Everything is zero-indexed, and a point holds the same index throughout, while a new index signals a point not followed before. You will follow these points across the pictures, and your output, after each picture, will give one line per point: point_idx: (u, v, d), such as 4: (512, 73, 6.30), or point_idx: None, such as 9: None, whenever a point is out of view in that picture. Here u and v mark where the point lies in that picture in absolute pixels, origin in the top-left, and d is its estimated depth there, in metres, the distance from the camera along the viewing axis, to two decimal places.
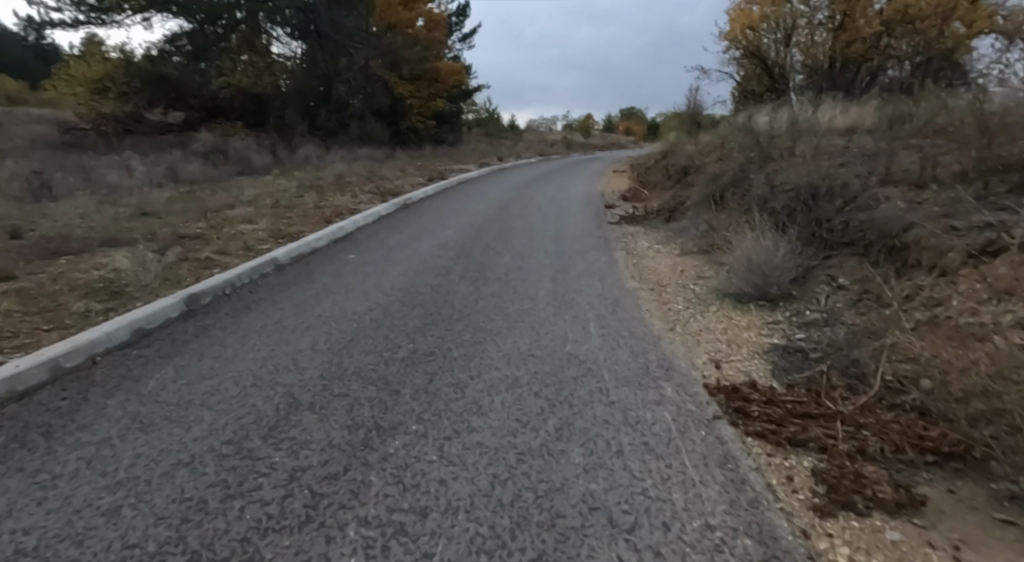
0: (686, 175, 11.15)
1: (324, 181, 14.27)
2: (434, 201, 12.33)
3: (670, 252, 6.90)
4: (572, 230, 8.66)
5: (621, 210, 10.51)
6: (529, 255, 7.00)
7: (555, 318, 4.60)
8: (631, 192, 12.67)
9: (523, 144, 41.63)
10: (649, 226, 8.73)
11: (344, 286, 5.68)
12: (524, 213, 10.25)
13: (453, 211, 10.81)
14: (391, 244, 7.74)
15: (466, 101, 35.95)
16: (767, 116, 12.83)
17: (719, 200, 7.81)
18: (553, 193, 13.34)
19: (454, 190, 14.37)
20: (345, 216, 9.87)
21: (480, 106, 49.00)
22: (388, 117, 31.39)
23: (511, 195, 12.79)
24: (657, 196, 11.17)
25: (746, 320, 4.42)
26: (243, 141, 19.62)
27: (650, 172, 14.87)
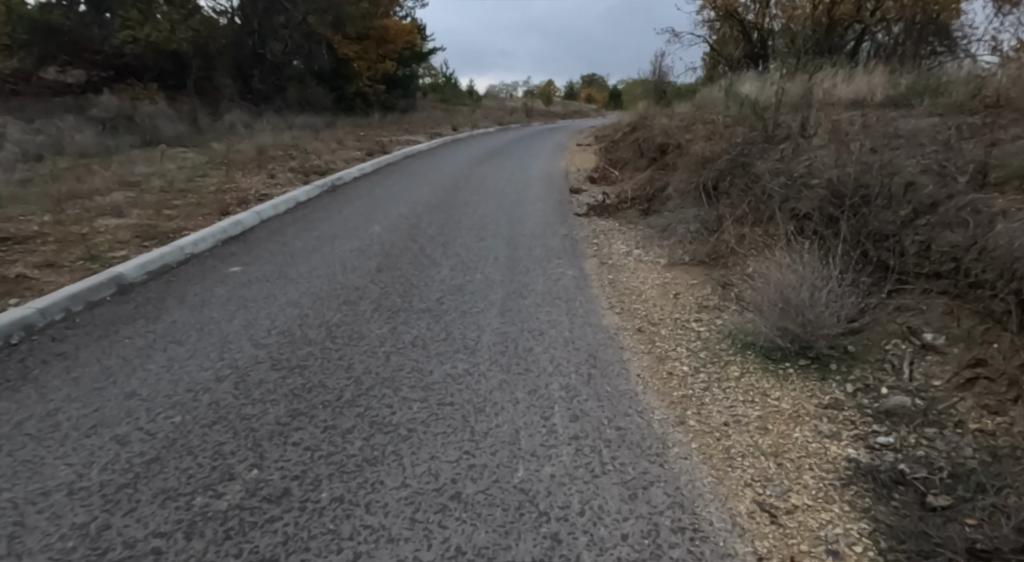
0: (664, 154, 9.61)
1: (242, 156, 12.13)
2: (370, 182, 10.45)
3: (656, 264, 5.37)
4: (532, 227, 7.02)
5: (590, 197, 8.92)
6: (475, 267, 5.37)
7: (501, 401, 2.98)
8: (600, 172, 11.07)
9: (481, 112, 39.25)
10: (626, 220, 7.21)
11: (201, 328, 3.90)
12: (475, 201, 8.52)
13: (391, 197, 8.99)
14: (297, 250, 5.94)
15: (419, 64, 33.41)
16: (752, 86, 11.37)
17: (712, 192, 6.32)
18: (510, 172, 11.61)
19: (397, 168, 12.50)
20: (250, 204, 7.94)
21: (435, 70, 46.37)
22: (332, 80, 28.60)
23: (462, 177, 11.02)
24: (631, 179, 9.63)
25: (791, 403, 2.93)
26: (155, 105, 16.98)
27: (619, 148, 13.27)
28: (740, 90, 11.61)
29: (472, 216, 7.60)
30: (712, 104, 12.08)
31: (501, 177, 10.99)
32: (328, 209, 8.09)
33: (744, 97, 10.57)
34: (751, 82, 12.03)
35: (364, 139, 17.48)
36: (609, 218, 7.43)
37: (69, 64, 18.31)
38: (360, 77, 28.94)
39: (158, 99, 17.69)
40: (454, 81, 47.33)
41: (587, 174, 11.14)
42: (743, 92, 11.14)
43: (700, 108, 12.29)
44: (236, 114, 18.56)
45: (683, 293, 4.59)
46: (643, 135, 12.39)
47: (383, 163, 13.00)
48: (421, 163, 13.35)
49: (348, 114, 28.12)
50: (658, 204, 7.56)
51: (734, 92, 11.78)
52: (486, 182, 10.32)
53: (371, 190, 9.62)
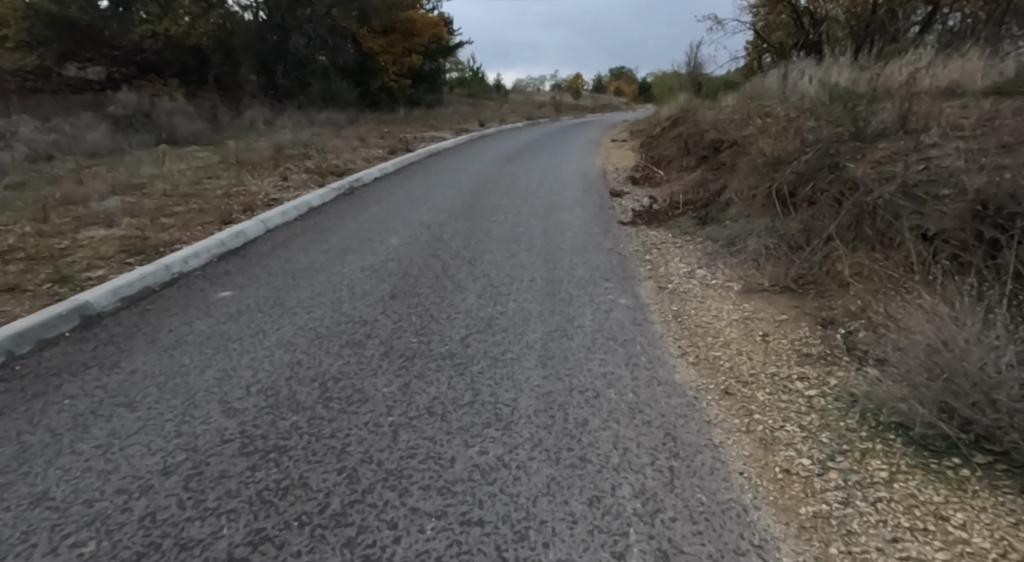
0: (716, 152, 8.56)
1: (257, 155, 11.46)
2: (390, 184, 9.67)
3: (729, 292, 4.37)
4: (570, 240, 6.08)
5: (634, 201, 7.93)
6: (507, 294, 4.51)
7: (551, 525, 2.05)
8: (640, 173, 10.07)
9: (508, 106, 38.35)
10: (680, 231, 6.23)
11: (163, 381, 3.06)
12: (505, 206, 7.66)
13: (411, 201, 8.17)
14: (300, 270, 5.12)
15: (445, 58, 32.62)
16: (813, 76, 10.15)
17: (791, 202, 5.30)
18: (542, 172, 10.68)
19: (420, 167, 11.71)
20: (257, 210, 7.19)
21: (462, 64, 45.57)
22: (356, 75, 27.94)
23: (490, 177, 10.13)
24: (679, 181, 8.63)
25: (991, 536, 1.93)
26: (174, 102, 16.48)
27: (660, 145, 12.22)
28: (799, 81, 10.42)
29: (502, 225, 6.73)
30: (766, 96, 10.90)
31: (532, 177, 10.07)
32: (342, 215, 7.32)
33: (806, 90, 9.40)
34: (811, 70, 10.79)
35: (386, 136, 16.70)
36: (660, 228, 6.45)
37: (90, 60, 17.97)
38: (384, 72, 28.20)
39: (177, 96, 17.19)
40: (481, 74, 46.37)
41: (626, 175, 10.15)
42: (803, 84, 9.94)
43: (751, 101, 11.16)
44: (257, 111, 18.01)
45: (773, 335, 3.60)
46: (688, 130, 11.31)
47: (404, 161, 12.22)
48: (445, 162, 12.53)
49: (373, 110, 27.50)
50: (717, 211, 6.54)
51: (792, 84, 10.58)
52: (515, 184, 9.42)
53: (390, 193, 8.81)
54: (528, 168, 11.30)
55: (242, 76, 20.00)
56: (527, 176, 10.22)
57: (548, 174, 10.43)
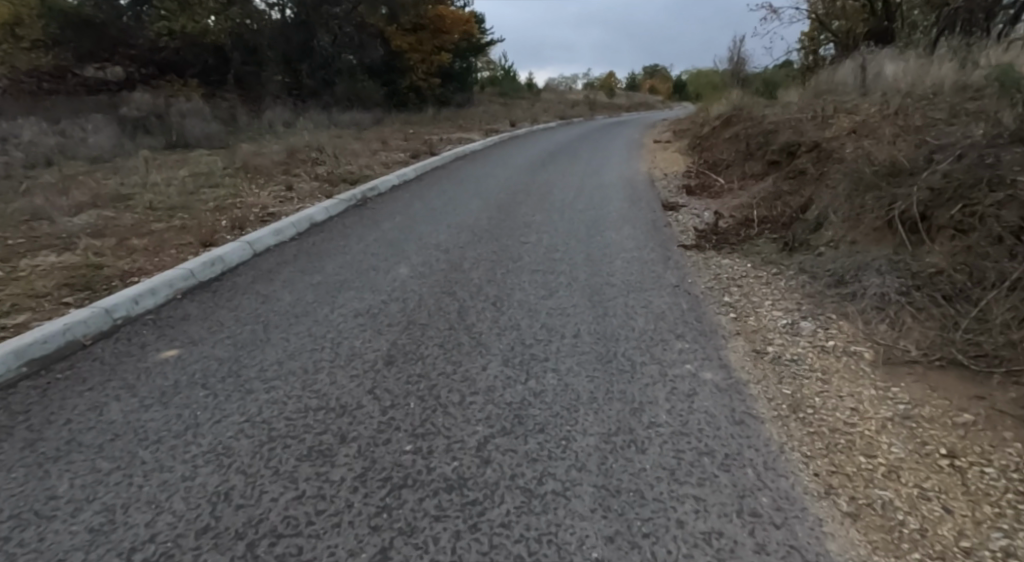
0: (793, 158, 7.15)
1: (267, 160, 10.53)
2: (407, 193, 8.62)
3: (861, 361, 3.05)
4: (619, 271, 4.82)
5: (694, 217, 6.63)
6: (543, 358, 3.31)
7: None
8: (696, 181, 8.73)
9: (541, 105, 37.07)
10: (761, 261, 4.93)
11: (1, 536, 1.94)
12: (537, 224, 6.45)
13: (428, 216, 7.04)
14: (276, 316, 4.02)
15: (476, 56, 31.59)
16: (904, 66, 8.61)
17: (926, 230, 3.95)
18: (580, 179, 9.43)
19: (445, 173, 10.61)
20: (248, 229, 6.17)
21: (493, 63, 44.65)
22: (384, 74, 27.16)
23: (522, 186, 8.94)
24: (747, 192, 7.28)
25: None
26: (191, 104, 15.84)
27: (716, 149, 10.80)
28: (885, 73, 8.90)
29: (533, 248, 5.55)
30: (844, 90, 9.39)
31: (569, 185, 8.83)
32: (347, 236, 6.25)
33: (900, 83, 7.89)
34: (899, 59, 9.23)
35: (411, 137, 15.69)
36: (733, 255, 5.16)
37: (109, 61, 17.51)
38: (413, 70, 27.32)
39: (195, 97, 16.54)
40: (513, 73, 45.27)
41: (679, 183, 8.84)
42: (894, 75, 8.41)
43: (824, 96, 9.68)
44: (277, 112, 17.24)
45: (965, 452, 2.28)
46: (750, 132, 9.88)
47: (427, 167, 11.17)
48: (471, 167, 11.42)
49: (400, 110, 26.62)
50: (807, 233, 5.19)
51: (876, 77, 9.06)
52: (549, 194, 8.20)
53: (405, 206, 7.74)
54: (563, 174, 10.06)
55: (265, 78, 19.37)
56: (563, 184, 8.99)
57: (587, 181, 9.18)
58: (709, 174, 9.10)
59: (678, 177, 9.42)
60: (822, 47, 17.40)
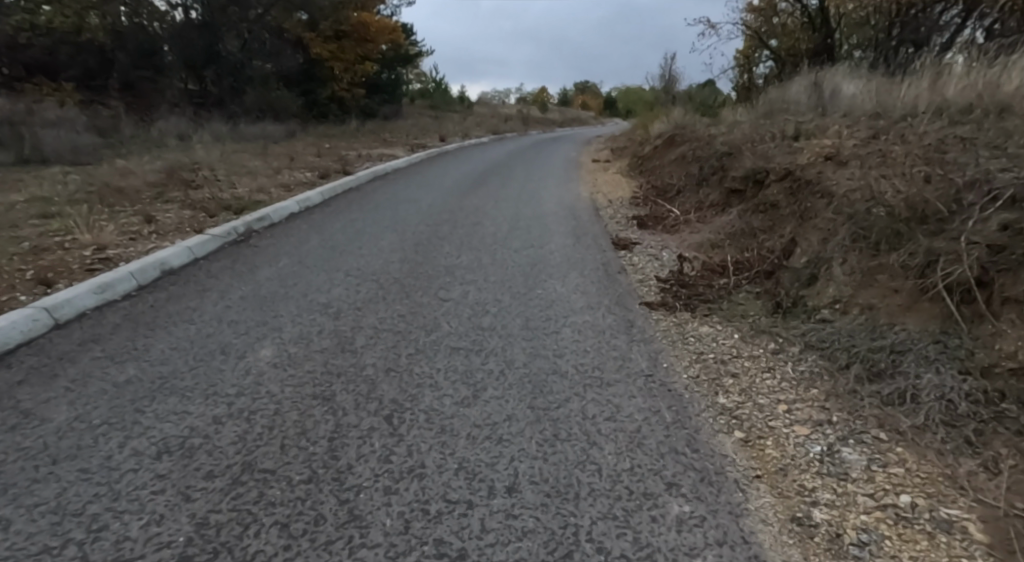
0: (760, 189, 6.23)
1: (135, 181, 8.63)
2: (304, 225, 7.11)
3: (974, 547, 1.88)
4: (568, 351, 3.56)
5: (652, 260, 5.53)
6: (456, 551, 1.94)
7: None
8: (647, 211, 7.71)
9: (474, 119, 36.01)
10: (746, 328, 3.84)
11: None
12: (460, 272, 5.13)
13: (323, 261, 5.56)
14: (20, 458, 2.41)
15: (404, 67, 30.18)
16: (862, 89, 7.99)
17: (984, 308, 2.97)
18: (514, 207, 8.19)
19: (359, 198, 9.14)
20: (61, 284, 4.47)
21: (424, 75, 43.39)
22: (303, 83, 25.23)
23: (448, 216, 7.60)
24: (710, 228, 6.28)
25: None
26: (60, 111, 13.52)
27: (664, 172, 9.89)
28: (843, 98, 8.26)
29: (454, 309, 4.25)
30: (799, 113, 8.69)
31: (502, 216, 7.57)
32: (205, 292, 4.69)
33: (866, 108, 7.19)
34: (854, 82, 8.65)
35: (325, 153, 14.02)
36: (711, 318, 4.05)
37: None
38: (335, 80, 25.55)
39: (66, 104, 14.13)
40: (444, 86, 44.09)
41: (627, 212, 7.79)
42: (856, 100, 7.75)
43: (776, 118, 8.97)
44: (169, 124, 15.10)
45: None
46: (701, 156, 9.02)
47: (335, 191, 9.66)
48: (390, 190, 9.99)
49: (322, 122, 24.71)
50: (798, 289, 4.16)
51: (835, 102, 8.41)
52: (478, 227, 6.89)
53: (297, 244, 6.22)
54: (495, 199, 8.81)
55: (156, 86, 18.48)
56: (496, 213, 7.72)
57: (522, 209, 7.96)
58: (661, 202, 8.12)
59: (626, 204, 8.38)
60: (757, 67, 17.20)
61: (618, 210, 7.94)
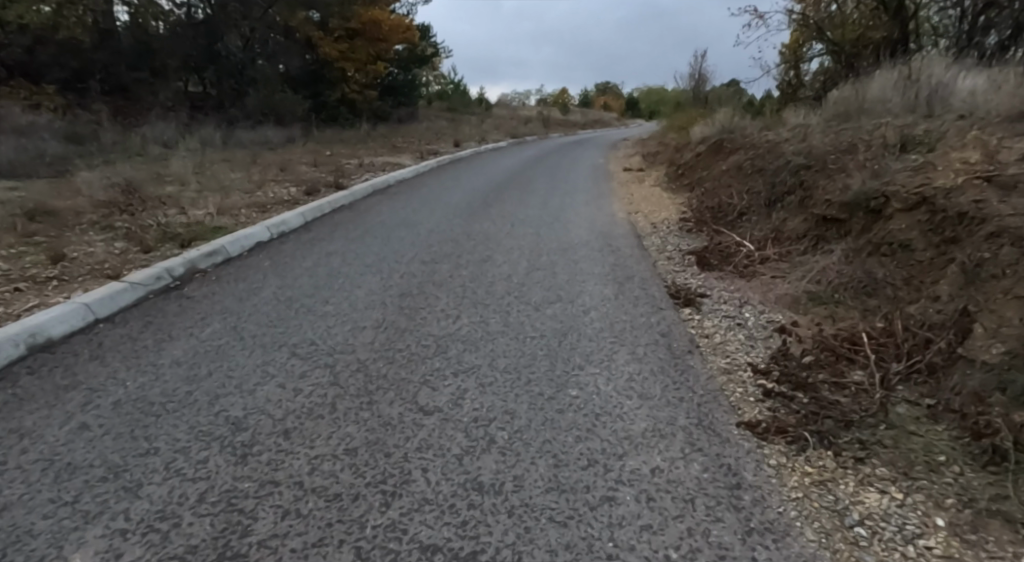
0: (876, 222, 4.51)
1: (78, 201, 7.19)
2: (266, 265, 5.60)
3: None
4: (632, 558, 1.90)
5: (733, 329, 3.85)
6: None
7: None
8: (704, 243, 6.02)
9: (492, 122, 34.58)
10: (957, 500, 2.12)
11: None
12: (455, 355, 3.51)
13: (269, 326, 4.01)
14: None
15: (419, 68, 28.86)
16: (986, 87, 6.21)
17: None
18: (534, 235, 6.57)
19: (347, 222, 7.62)
20: None
21: (441, 77, 42.21)
22: (311, 86, 23.95)
23: (451, 250, 6.02)
24: (805, 276, 4.57)
25: None
26: (33, 118, 12.29)
27: (717, 189, 8.18)
28: (956, 99, 6.47)
29: (438, 440, 2.63)
30: (893, 116, 6.91)
31: (518, 250, 5.96)
32: (72, 386, 3.13)
33: (1000, 110, 5.41)
34: (964, 78, 6.85)
35: (322, 164, 12.58)
36: (873, 468, 2.35)
37: None
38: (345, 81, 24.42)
39: (41, 111, 12.90)
40: (462, 87, 42.63)
41: (678, 244, 6.11)
42: (979, 100, 5.97)
43: (861, 123, 7.22)
44: (156, 132, 13.84)
45: None
46: (770, 172, 7.27)
47: (321, 211, 8.17)
48: (386, 210, 8.47)
49: (331, 127, 23.44)
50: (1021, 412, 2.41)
51: (943, 104, 6.62)
52: (486, 270, 5.28)
53: (246, 295, 4.70)
54: (512, 224, 7.19)
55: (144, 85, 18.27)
56: (512, 246, 6.12)
57: (544, 240, 6.34)
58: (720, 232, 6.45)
59: (674, 232, 6.70)
60: (804, 63, 15.34)
61: (667, 241, 6.26)
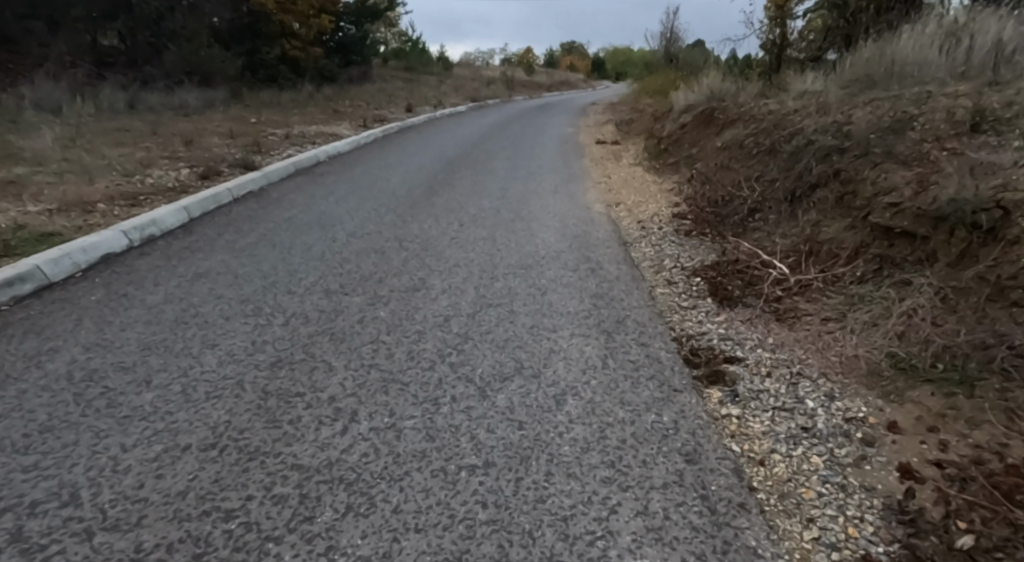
0: (988, 247, 3.11)
1: None
2: (95, 298, 3.82)
3: None
4: None
5: (801, 446, 2.35)
6: None
7: None
8: (715, 259, 4.51)
9: (451, 83, 32.19)
10: None
11: None
12: (327, 535, 1.91)
13: (16, 444, 2.30)
14: None
15: (370, 21, 26.24)
16: None
17: None
18: (487, 245, 4.96)
19: (246, 220, 5.85)
20: None
21: (396, 33, 39.21)
22: (246, 41, 21.26)
23: (372, 271, 4.34)
24: (881, 328, 3.11)
25: None
26: None
27: (715, 174, 6.66)
28: None
29: None
30: (942, 84, 5.48)
31: (466, 271, 4.33)
32: None
33: None
34: None
35: (241, 135, 10.55)
36: None
37: None
38: (285, 36, 22.01)
39: None
40: (421, 45, 39.72)
41: (679, 259, 4.59)
42: None
43: (900, 91, 5.76)
44: (35, 94, 11.40)
45: None
46: (787, 155, 5.78)
47: (214, 203, 6.33)
48: (303, 199, 6.71)
49: (269, 88, 20.91)
50: None
51: (1010, 71, 5.21)
52: (414, 312, 3.65)
53: (22, 366, 2.93)
54: (460, 226, 5.54)
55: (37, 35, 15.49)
56: (457, 264, 4.48)
57: (499, 253, 4.72)
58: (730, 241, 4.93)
59: (670, 238, 5.17)
60: (795, 21, 13.80)
61: (664, 253, 4.72)
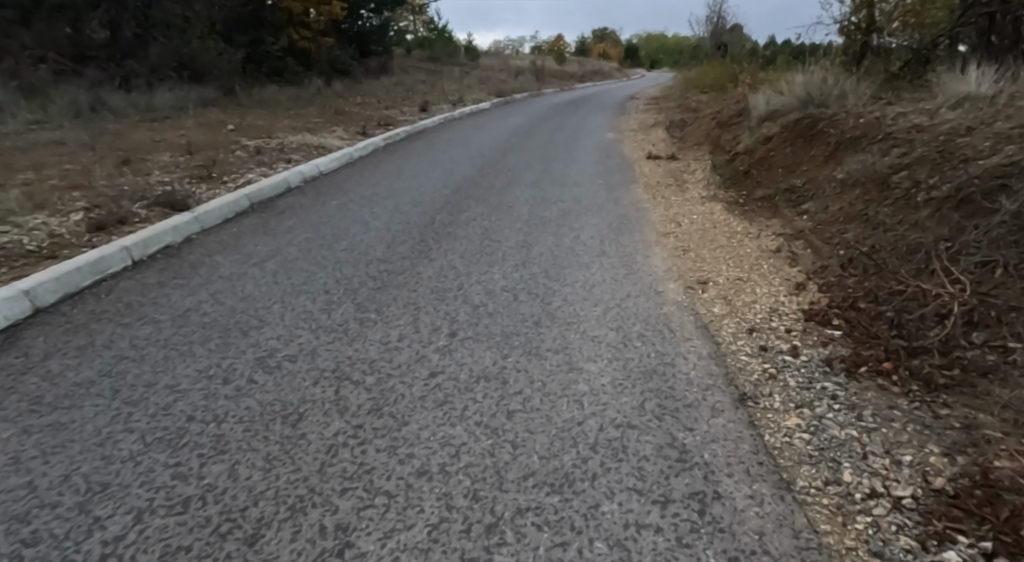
0: None
1: None
2: None
3: None
4: None
5: None
6: None
7: None
8: (958, 479, 2.15)
9: (476, 75, 29.93)
10: None
11: None
12: None
13: None
14: None
15: (389, 7, 24.09)
16: None
17: None
18: (491, 405, 2.71)
19: (122, 311, 3.74)
20: None
21: (421, 20, 37.05)
22: (252, 30, 19.36)
23: (250, 503, 2.12)
24: None
25: None
26: None
27: (858, 239, 4.29)
28: None
29: None
30: None
31: (442, 508, 2.08)
32: None
33: None
34: None
35: (202, 150, 8.50)
36: None
37: None
38: (292, 25, 20.08)
39: None
40: (447, 33, 37.51)
41: (875, 467, 2.25)
42: None
43: None
44: None
45: None
46: (1013, 222, 3.40)
47: (93, 275, 4.22)
48: (233, 265, 4.59)
49: (274, 83, 18.99)
50: None
51: None
52: None
53: None
54: (449, 346, 3.29)
55: (5, 26, 13.75)
56: (426, 477, 2.24)
57: (511, 439, 2.46)
58: (956, 408, 2.57)
59: (823, 384, 2.84)
60: None
61: (838, 447, 2.38)
